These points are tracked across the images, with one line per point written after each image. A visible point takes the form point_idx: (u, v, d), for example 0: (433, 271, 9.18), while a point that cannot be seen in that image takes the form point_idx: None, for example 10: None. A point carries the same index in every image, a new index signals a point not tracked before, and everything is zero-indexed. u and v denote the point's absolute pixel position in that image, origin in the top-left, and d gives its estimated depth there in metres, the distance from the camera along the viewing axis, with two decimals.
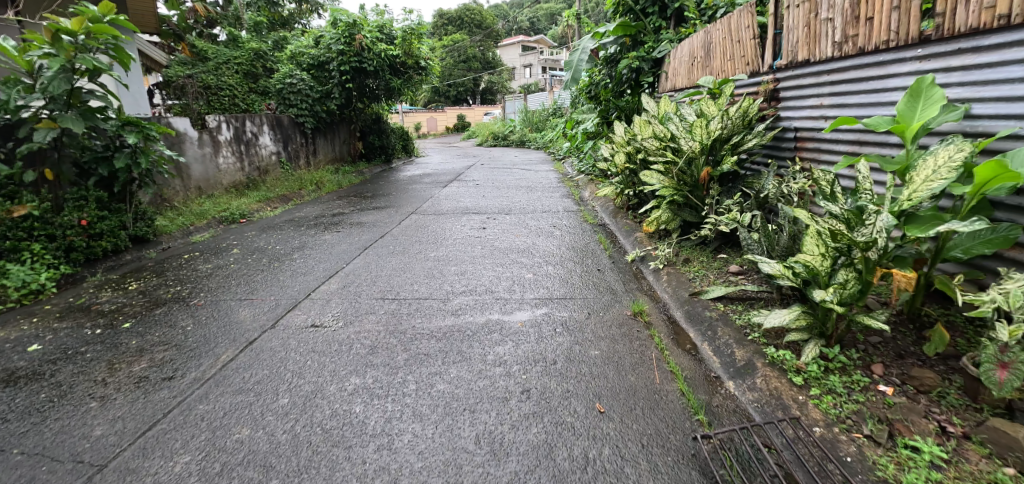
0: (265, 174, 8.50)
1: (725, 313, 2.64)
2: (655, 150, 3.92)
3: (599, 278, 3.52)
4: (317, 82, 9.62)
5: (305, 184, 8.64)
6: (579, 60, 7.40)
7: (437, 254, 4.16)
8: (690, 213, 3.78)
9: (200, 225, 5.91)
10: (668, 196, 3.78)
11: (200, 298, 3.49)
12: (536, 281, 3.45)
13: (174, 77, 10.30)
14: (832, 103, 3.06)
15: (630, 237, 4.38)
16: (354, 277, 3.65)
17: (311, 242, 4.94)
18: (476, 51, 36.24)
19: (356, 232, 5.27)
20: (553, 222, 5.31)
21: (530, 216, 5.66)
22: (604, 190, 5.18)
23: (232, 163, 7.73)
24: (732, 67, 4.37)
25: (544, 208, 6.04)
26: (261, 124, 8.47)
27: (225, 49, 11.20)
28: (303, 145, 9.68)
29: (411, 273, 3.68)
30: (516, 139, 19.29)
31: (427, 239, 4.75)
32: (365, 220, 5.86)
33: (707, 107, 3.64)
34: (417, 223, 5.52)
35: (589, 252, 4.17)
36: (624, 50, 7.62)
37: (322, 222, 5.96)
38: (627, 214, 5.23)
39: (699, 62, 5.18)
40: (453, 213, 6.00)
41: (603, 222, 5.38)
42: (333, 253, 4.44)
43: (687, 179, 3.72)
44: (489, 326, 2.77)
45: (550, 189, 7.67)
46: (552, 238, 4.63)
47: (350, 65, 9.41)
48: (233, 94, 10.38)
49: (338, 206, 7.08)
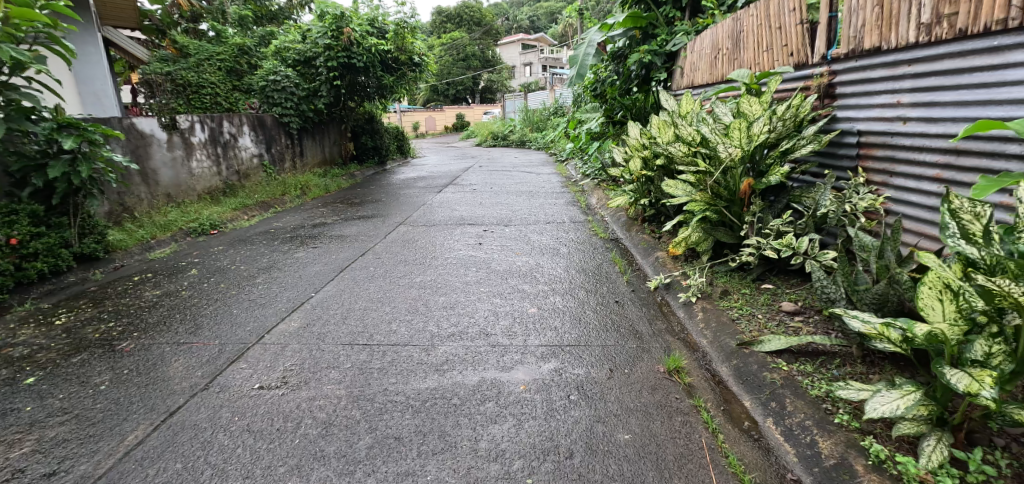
0: (245, 178, 7.87)
1: (792, 378, 2.01)
2: (682, 157, 3.28)
3: (618, 315, 2.87)
4: (303, 78, 8.97)
5: (289, 189, 8.01)
6: (586, 54, 6.80)
7: (423, 280, 3.52)
8: (726, 233, 3.13)
9: (162, 239, 5.27)
10: (699, 212, 3.15)
11: (131, 342, 2.86)
12: (541, 318, 2.82)
13: (152, 73, 9.65)
14: (919, 101, 2.43)
15: (650, 258, 3.75)
16: (320, 314, 3.01)
17: (282, 261, 4.31)
18: (475, 49, 35.58)
19: (334, 248, 4.63)
20: (559, 236, 4.67)
21: (532, 228, 5.02)
22: (617, 201, 4.55)
23: (207, 167, 7.10)
24: (767, 57, 3.75)
25: (549, 219, 5.39)
26: (240, 124, 7.84)
27: (207, 44, 10.54)
28: (289, 147, 9.04)
29: (389, 307, 3.04)
30: (516, 139, 18.66)
31: (413, 258, 4.10)
32: (347, 233, 5.21)
33: (748, 105, 2.99)
34: (404, 236, 4.88)
35: (602, 276, 3.54)
36: (635, 43, 6.98)
37: (299, 234, 5.31)
38: (642, 226, 4.61)
39: (725, 54, 4.56)
40: (447, 224, 5.36)
41: (615, 236, 4.75)
42: (303, 277, 3.80)
43: (723, 192, 3.08)
44: (482, 390, 2.14)
45: (553, 195, 7.04)
46: (558, 257, 4.00)
47: (338, 61, 8.77)
48: (215, 92, 9.74)
49: (321, 215, 6.44)
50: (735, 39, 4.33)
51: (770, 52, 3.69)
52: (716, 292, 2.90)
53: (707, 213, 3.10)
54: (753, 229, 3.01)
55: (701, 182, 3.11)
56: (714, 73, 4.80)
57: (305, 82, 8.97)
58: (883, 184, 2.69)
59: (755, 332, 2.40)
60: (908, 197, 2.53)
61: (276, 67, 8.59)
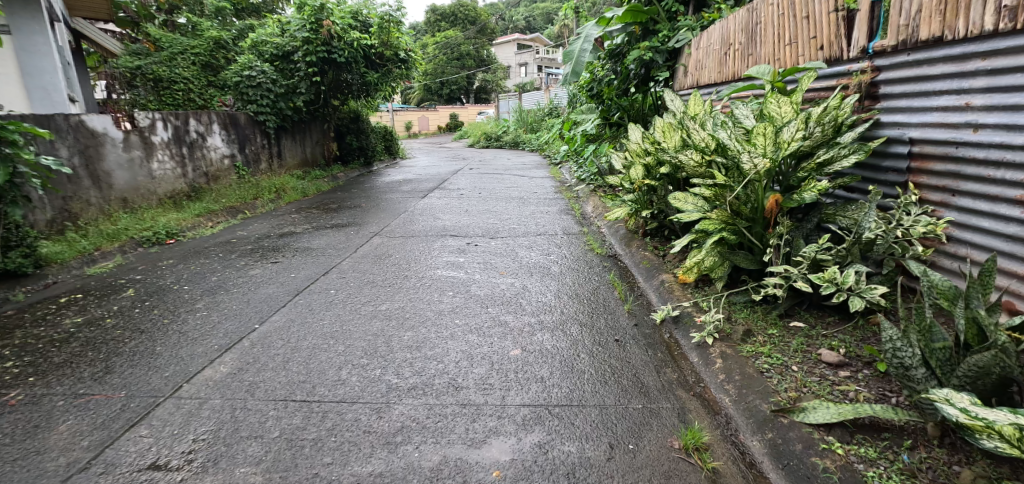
0: (214, 181, 7.31)
1: (851, 470, 1.52)
2: (694, 167, 2.78)
3: (618, 360, 2.37)
4: (281, 74, 8.42)
5: (263, 192, 7.46)
6: (581, 50, 6.31)
7: (388, 308, 3.00)
8: (747, 258, 2.63)
9: (108, 250, 4.73)
10: (715, 233, 2.65)
11: (19, 391, 2.32)
12: (524, 364, 2.32)
13: (120, 67, 9.06)
14: (998, 105, 1.96)
15: (654, 282, 3.24)
16: (258, 355, 2.48)
17: (233, 279, 3.78)
18: (470, 48, 35.01)
19: (296, 263, 4.11)
20: (550, 252, 4.15)
21: (521, 241, 4.51)
22: (615, 212, 4.03)
23: (170, 168, 6.57)
24: (789, 52, 3.28)
25: (540, 231, 4.87)
26: (209, 122, 7.29)
27: (181, 38, 9.97)
28: (265, 147, 8.47)
29: (343, 347, 2.52)
30: (509, 140, 18.13)
31: (382, 279, 3.58)
32: (314, 245, 4.67)
33: (775, 106, 2.50)
34: (377, 250, 4.36)
35: (599, 304, 3.03)
36: (634, 40, 6.49)
37: (261, 246, 4.77)
38: (643, 241, 4.11)
39: (737, 50, 4.09)
40: (426, 235, 4.83)
41: (614, 251, 4.24)
42: (252, 301, 3.27)
43: (744, 209, 2.59)
44: (440, 476, 1.63)
45: (546, 202, 6.53)
46: (548, 279, 3.48)
47: (317, 55, 8.25)
48: (188, 88, 9.16)
49: (291, 223, 5.89)
50: (749, 33, 3.85)
51: (793, 46, 3.22)
52: (737, 331, 2.40)
53: (725, 234, 2.60)
54: (780, 255, 2.52)
55: (718, 198, 2.61)
56: (723, 71, 4.32)
57: (283, 78, 8.42)
58: (943, 204, 2.22)
59: (793, 395, 1.91)
60: (979, 222, 2.08)
61: (252, 61, 8.04)
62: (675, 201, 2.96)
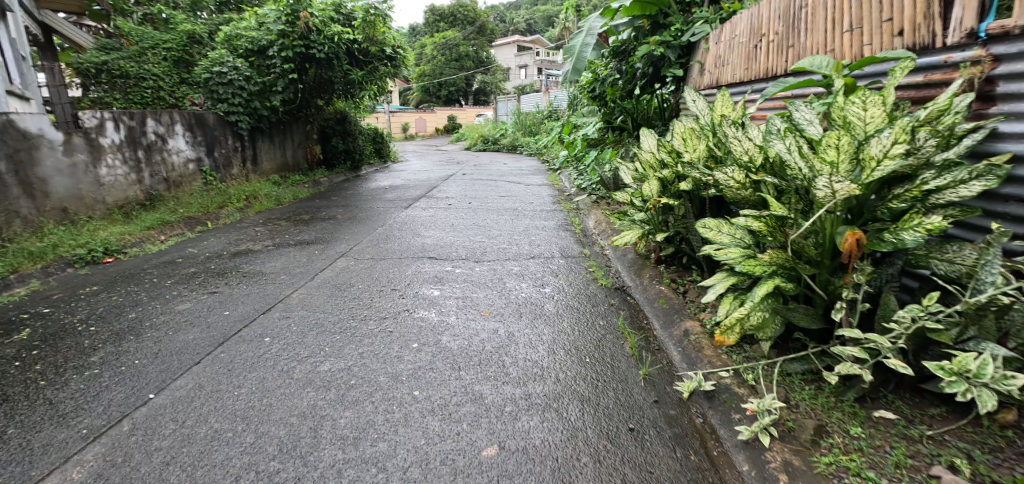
0: (175, 188, 6.59)
1: None
2: (736, 189, 2.09)
3: (635, 470, 1.65)
4: (256, 71, 7.70)
5: (230, 200, 6.72)
6: (584, 45, 5.60)
7: (329, 370, 2.28)
8: (809, 316, 1.95)
9: (27, 273, 4.04)
10: (767, 279, 1.96)
11: None
12: (500, 476, 1.61)
13: (83, 62, 8.38)
14: None
15: (675, 332, 2.54)
16: (132, 450, 1.83)
17: (153, 317, 3.06)
18: (469, 50, 34.37)
19: (237, 294, 3.40)
20: (544, 283, 3.42)
21: (510, 266, 3.81)
22: (624, 235, 3.32)
23: (122, 174, 5.87)
24: (849, 41, 2.59)
25: (533, 253, 4.15)
26: (170, 123, 6.58)
27: (152, 31, 9.25)
28: (237, 150, 7.75)
29: (251, 439, 1.83)
30: (507, 143, 17.52)
31: (332, 320, 2.84)
32: (267, 268, 3.94)
33: (856, 109, 1.80)
34: (340, 276, 3.65)
35: (606, 363, 2.33)
36: (643, 35, 5.77)
37: (207, 269, 4.07)
38: (657, 269, 3.42)
39: (771, 42, 3.40)
40: (401, 256, 4.12)
41: (620, 279, 3.55)
42: (163, 353, 2.57)
43: (809, 248, 1.89)
44: None
45: (541, 214, 5.84)
46: (541, 322, 2.78)
47: (294, 50, 7.55)
48: (158, 85, 8.57)
49: (252, 237, 5.17)
50: (789, 19, 3.15)
51: (856, 32, 2.53)
52: (804, 428, 1.69)
53: (781, 283, 1.91)
54: (856, 313, 1.84)
55: (771, 233, 1.92)
56: (753, 67, 3.64)
57: (258, 75, 7.70)
58: None
59: None
60: None
61: (223, 56, 7.31)
62: (704, 231, 2.28)
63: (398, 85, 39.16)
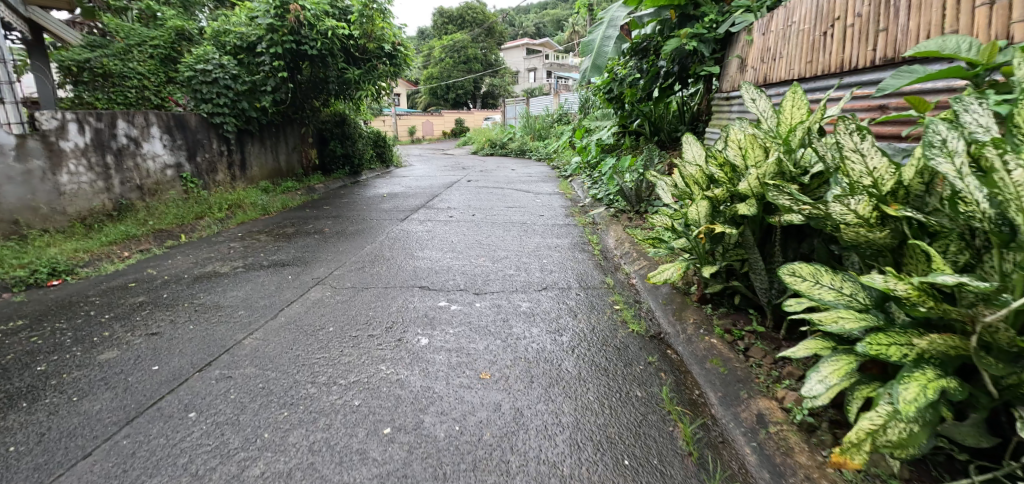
0: (151, 196, 5.94)
1: None
2: (862, 229, 1.42)
3: None
4: (244, 69, 7.06)
5: (210, 209, 6.07)
6: (604, 38, 4.96)
7: (259, 478, 1.61)
8: (977, 430, 1.28)
9: None
10: (918, 374, 1.29)
11: None
12: None
13: (64, 60, 7.80)
14: None
15: (743, 416, 1.85)
16: None
17: (64, 372, 2.41)
18: (477, 52, 33.70)
19: (178, 339, 2.72)
20: (560, 328, 2.73)
21: (518, 301, 3.12)
22: (664, 271, 2.61)
23: (88, 182, 5.23)
24: (986, 18, 1.94)
25: (546, 282, 3.46)
26: (145, 124, 5.93)
27: (139, 27, 8.63)
28: (223, 155, 7.12)
29: None
30: (515, 147, 16.75)
31: (285, 384, 2.17)
32: (226, 300, 3.28)
33: None
34: (309, 312, 2.99)
35: (653, 471, 1.63)
36: (669, 29, 5.11)
37: (156, 298, 3.42)
38: (701, 311, 2.73)
39: (847, 27, 2.73)
40: (388, 284, 3.45)
41: (654, 321, 2.86)
42: (52, 436, 1.91)
43: (1001, 333, 1.22)
44: None
45: (554, 230, 5.16)
46: (559, 392, 2.08)
47: (283, 47, 6.91)
48: (143, 84, 7.96)
49: (222, 254, 4.52)
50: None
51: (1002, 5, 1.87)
52: None
53: (944, 384, 1.25)
54: None
55: (926, 304, 1.26)
56: (821, 60, 2.96)
57: (246, 73, 7.05)
58: None
59: None
60: None
61: (209, 53, 6.66)
62: (793, 282, 1.65)
63: (405, 87, 38.65)
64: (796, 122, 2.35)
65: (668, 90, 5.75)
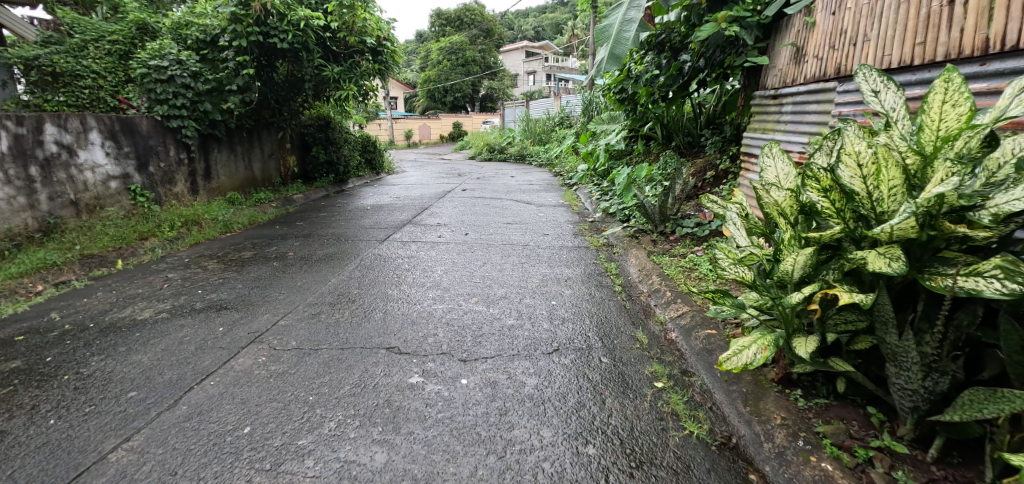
0: (89, 213, 5.05)
1: None
2: None
3: None
4: (207, 66, 6.16)
5: (159, 228, 5.19)
6: (624, 22, 4.12)
7: None
8: None
9: None
10: None
11: None
12: None
13: (10, 56, 6.86)
14: None
15: None
16: None
17: None
18: (476, 54, 32.87)
19: (18, 450, 1.86)
20: (586, 431, 1.85)
21: (521, 372, 2.26)
22: (746, 354, 1.70)
23: (3, 198, 4.34)
24: None
25: (559, 341, 2.57)
26: (82, 129, 5.02)
27: (98, 21, 7.71)
28: (183, 164, 6.21)
29: None
30: (515, 151, 15.85)
31: None
32: (123, 372, 2.40)
33: None
34: (225, 396, 2.12)
35: None
36: (696, 16, 4.32)
37: (36, 365, 2.55)
38: (790, 401, 1.87)
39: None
40: (346, 343, 2.58)
41: (717, 411, 2.00)
42: None
43: None
44: None
45: (562, 255, 4.31)
46: None
47: (248, 39, 6.04)
48: (98, 83, 7.03)
49: (155, 290, 3.66)
50: None
51: None
52: None
53: None
54: None
55: None
56: (949, 37, 2.13)
57: (209, 70, 6.15)
58: None
59: None
60: None
61: (165, 47, 5.79)
62: None
63: (402, 90, 37.71)
64: (948, 131, 1.56)
65: (686, 88, 5.01)
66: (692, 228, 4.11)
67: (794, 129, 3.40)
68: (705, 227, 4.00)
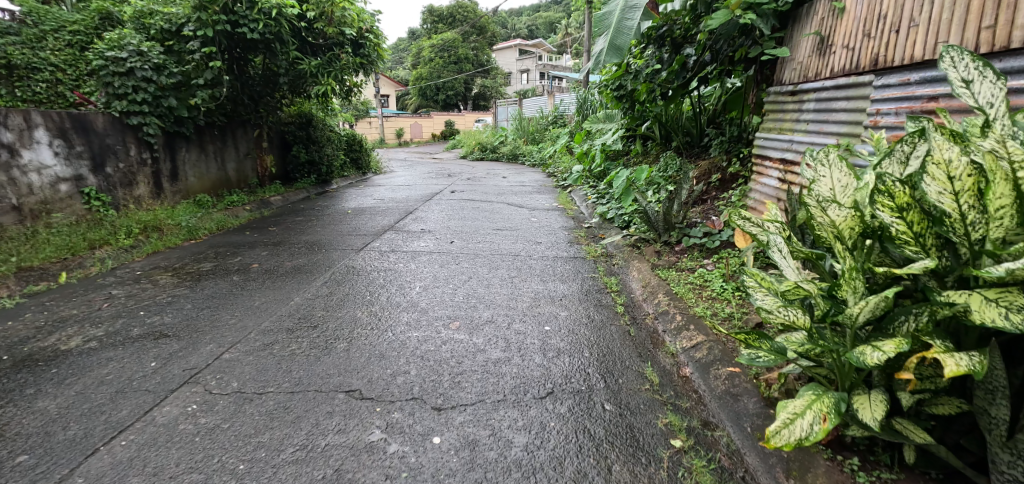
0: (34, 220, 4.57)
1: None
2: None
3: None
4: (171, 59, 5.70)
5: (114, 235, 4.72)
6: (625, 8, 3.70)
7: None
8: None
9: None
10: None
11: None
12: None
13: None
14: None
15: None
16: None
17: None
18: (468, 52, 32.33)
19: None
20: None
21: (508, 427, 1.84)
22: (803, 426, 1.31)
23: None
24: None
25: (552, 381, 2.15)
26: (26, 126, 4.54)
27: (58, 9, 7.16)
28: (145, 163, 5.73)
29: None
30: (507, 151, 15.38)
31: None
32: (18, 426, 1.95)
33: None
34: (135, 464, 1.68)
35: None
36: (703, 5, 3.93)
37: None
38: (846, 472, 1.47)
39: None
40: (299, 383, 2.15)
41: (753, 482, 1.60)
42: None
43: None
44: None
45: (556, 267, 3.88)
46: None
47: (214, 28, 5.59)
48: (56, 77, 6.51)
49: (92, 310, 3.19)
50: None
51: None
52: None
53: None
54: None
55: None
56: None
57: (173, 63, 5.68)
58: None
59: None
60: None
61: (124, 38, 5.33)
62: None
63: (393, 87, 37.11)
64: None
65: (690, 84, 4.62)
66: (700, 238, 3.70)
67: (817, 130, 3.01)
68: (715, 238, 3.60)
